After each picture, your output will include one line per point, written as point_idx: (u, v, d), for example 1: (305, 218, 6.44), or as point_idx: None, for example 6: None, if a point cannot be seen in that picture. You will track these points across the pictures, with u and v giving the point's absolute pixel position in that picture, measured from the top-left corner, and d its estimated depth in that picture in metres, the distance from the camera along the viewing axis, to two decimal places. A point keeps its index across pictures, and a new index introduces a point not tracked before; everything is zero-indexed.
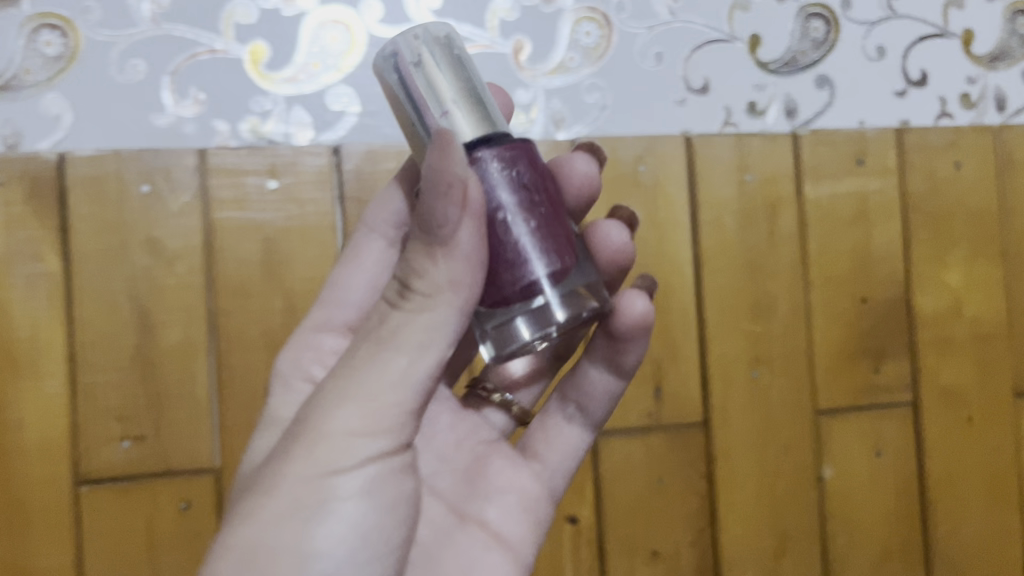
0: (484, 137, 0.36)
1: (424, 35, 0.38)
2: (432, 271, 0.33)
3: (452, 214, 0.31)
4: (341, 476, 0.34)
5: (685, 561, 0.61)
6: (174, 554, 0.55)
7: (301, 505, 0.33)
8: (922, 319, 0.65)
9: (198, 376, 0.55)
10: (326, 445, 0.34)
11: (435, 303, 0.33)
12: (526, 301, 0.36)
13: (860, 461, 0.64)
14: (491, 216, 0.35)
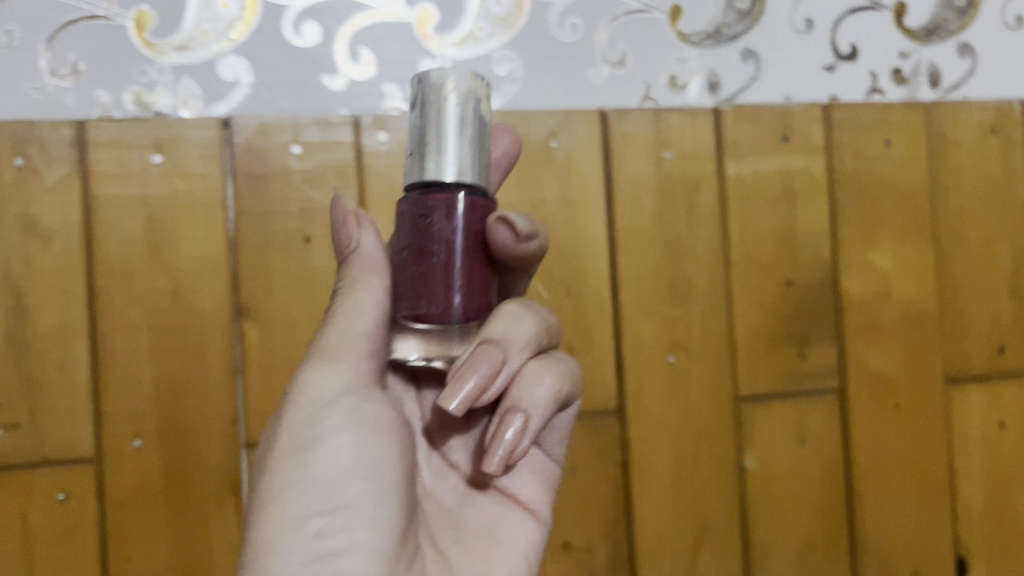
0: (462, 185, 0.34)
1: (458, 75, 0.34)
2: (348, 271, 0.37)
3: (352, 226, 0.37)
4: (316, 433, 0.35)
5: (598, 554, 0.58)
6: (52, 548, 0.52)
7: (283, 468, 0.34)
8: (848, 303, 0.62)
9: (77, 361, 0.52)
10: (299, 407, 0.35)
11: (355, 283, 0.36)
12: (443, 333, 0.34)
13: (783, 449, 0.61)
14: (429, 248, 0.34)
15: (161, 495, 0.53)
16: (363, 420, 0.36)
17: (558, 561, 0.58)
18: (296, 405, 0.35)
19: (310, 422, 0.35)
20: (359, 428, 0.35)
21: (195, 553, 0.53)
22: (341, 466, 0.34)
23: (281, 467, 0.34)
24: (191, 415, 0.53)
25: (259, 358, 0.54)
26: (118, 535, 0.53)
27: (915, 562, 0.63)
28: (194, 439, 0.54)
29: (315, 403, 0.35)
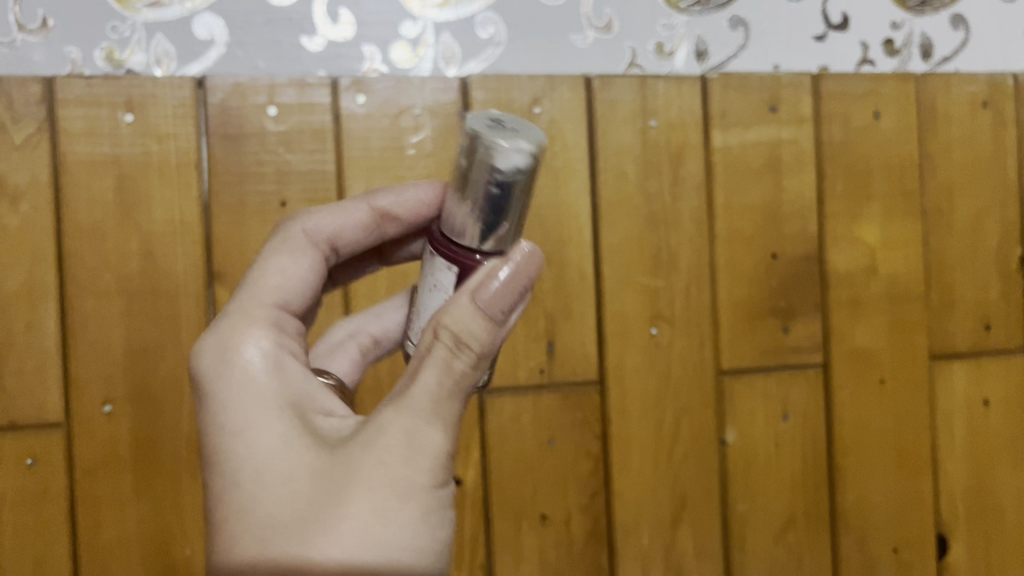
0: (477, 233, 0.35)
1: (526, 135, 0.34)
2: (469, 316, 0.33)
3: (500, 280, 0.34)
4: (402, 486, 0.31)
5: (576, 526, 0.58)
6: (19, 513, 0.51)
7: (339, 499, 0.30)
8: (834, 277, 0.61)
9: (45, 324, 0.51)
10: (388, 447, 0.31)
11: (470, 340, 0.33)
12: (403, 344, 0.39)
13: (764, 424, 0.60)
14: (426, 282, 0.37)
15: (131, 462, 0.52)
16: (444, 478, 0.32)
17: (535, 533, 0.57)
18: (382, 444, 0.31)
19: (400, 471, 0.31)
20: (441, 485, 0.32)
21: (166, 521, 0.53)
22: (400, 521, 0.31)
23: (356, 511, 0.30)
24: (162, 381, 0.52)
25: None
26: (87, 502, 0.52)
27: (894, 538, 0.63)
28: (165, 406, 0.52)
29: (409, 449, 0.31)
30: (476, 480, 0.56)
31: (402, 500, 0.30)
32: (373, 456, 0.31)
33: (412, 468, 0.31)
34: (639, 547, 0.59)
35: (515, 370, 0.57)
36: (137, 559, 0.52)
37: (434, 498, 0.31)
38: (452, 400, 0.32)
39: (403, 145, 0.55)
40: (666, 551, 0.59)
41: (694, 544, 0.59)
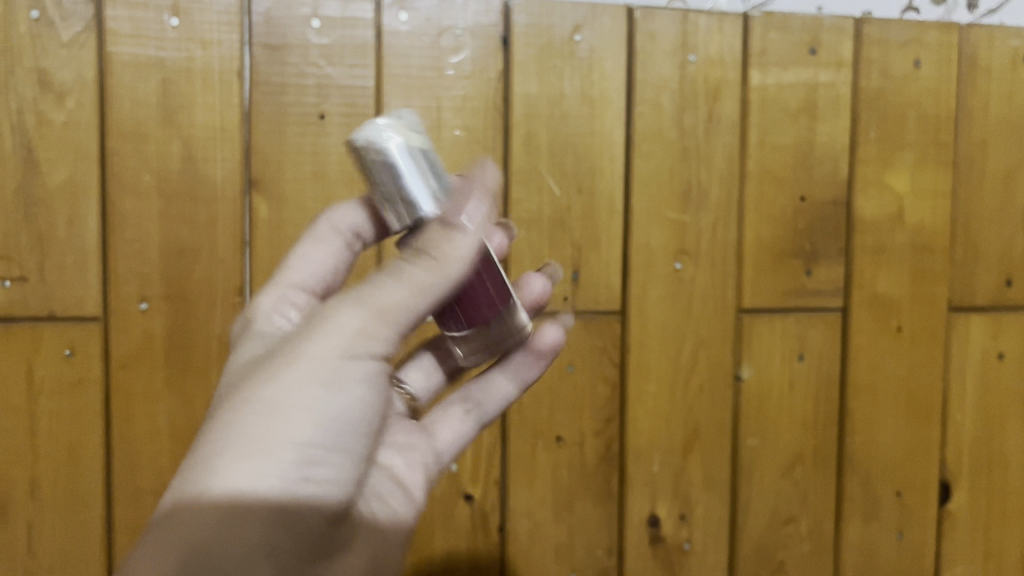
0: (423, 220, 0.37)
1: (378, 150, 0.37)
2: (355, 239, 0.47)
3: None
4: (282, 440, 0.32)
5: (589, 451, 0.60)
6: (55, 400, 0.53)
7: (292, 401, 0.33)
8: (860, 224, 0.62)
9: (86, 220, 0.53)
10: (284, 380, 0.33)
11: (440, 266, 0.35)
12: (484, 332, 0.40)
13: (780, 364, 0.61)
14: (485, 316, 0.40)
15: (164, 358, 0.54)
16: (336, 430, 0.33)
17: (549, 454, 0.59)
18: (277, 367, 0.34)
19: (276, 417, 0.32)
20: (366, 392, 0.35)
21: (196, 418, 0.55)
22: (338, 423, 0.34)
23: (292, 428, 0.32)
24: (197, 282, 0.54)
25: (269, 231, 0.54)
26: (120, 394, 0.54)
27: (897, 481, 0.64)
28: (199, 307, 0.54)
29: (294, 389, 0.33)
30: None
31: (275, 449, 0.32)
32: (266, 374, 0.33)
33: (293, 418, 0.32)
34: (649, 473, 0.60)
35: None
36: (167, 451, 0.54)
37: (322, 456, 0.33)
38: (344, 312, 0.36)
39: (443, 65, 0.56)
40: (675, 480, 0.61)
41: (703, 475, 0.61)
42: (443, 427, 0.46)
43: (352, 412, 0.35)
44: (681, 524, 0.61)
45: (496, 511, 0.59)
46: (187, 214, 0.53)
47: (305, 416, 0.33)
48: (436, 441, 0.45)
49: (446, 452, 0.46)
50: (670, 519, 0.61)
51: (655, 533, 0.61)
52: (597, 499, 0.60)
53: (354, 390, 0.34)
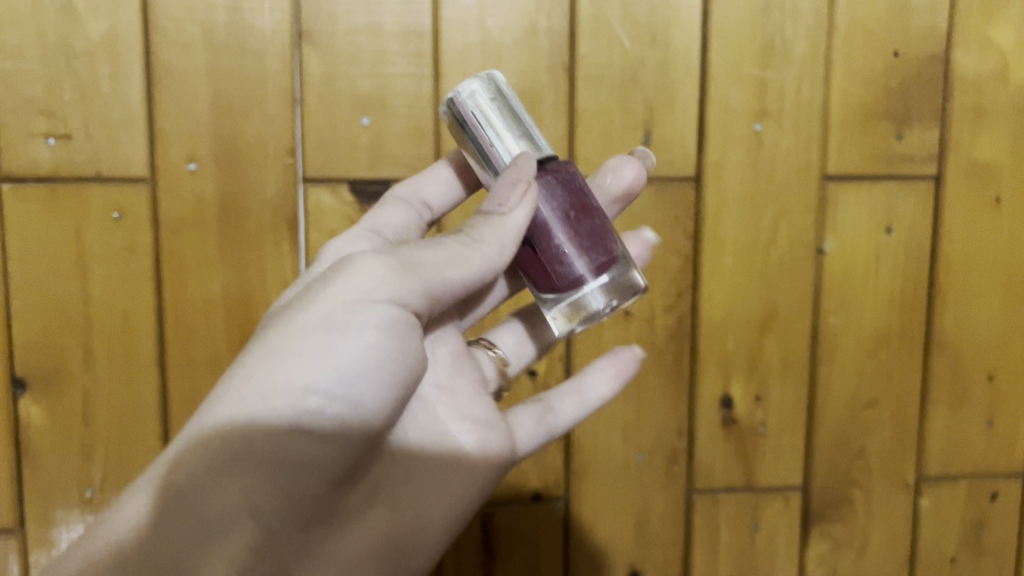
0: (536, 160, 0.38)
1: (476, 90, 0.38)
2: (483, 230, 0.36)
3: (514, 195, 0.36)
4: (240, 411, 0.32)
5: (659, 327, 0.56)
6: (105, 266, 0.51)
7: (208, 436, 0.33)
8: (959, 83, 0.56)
9: (129, 75, 0.50)
10: (248, 357, 0.33)
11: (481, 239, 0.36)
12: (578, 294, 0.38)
13: (866, 236, 0.57)
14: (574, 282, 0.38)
15: (216, 223, 0.51)
16: (329, 380, 0.33)
17: (616, 329, 0.56)
18: (257, 341, 0.34)
19: (243, 387, 0.33)
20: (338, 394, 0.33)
21: (249, 287, 0.52)
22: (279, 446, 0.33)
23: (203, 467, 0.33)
24: (248, 142, 0.51)
25: (320, 88, 0.51)
26: (172, 260, 0.52)
27: (988, 364, 0.60)
28: (250, 168, 0.51)
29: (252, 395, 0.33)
30: None
31: (258, 389, 0.33)
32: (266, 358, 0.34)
33: (253, 389, 0.32)
34: (723, 352, 0.57)
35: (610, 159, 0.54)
36: (220, 320, 0.52)
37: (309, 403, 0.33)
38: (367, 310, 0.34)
39: None
40: (750, 359, 0.57)
41: (781, 355, 0.58)
42: (525, 422, 0.44)
43: (362, 363, 0.33)
44: (755, 405, 0.58)
45: None
46: (235, 70, 0.50)
47: (287, 352, 0.33)
48: (516, 431, 0.43)
49: (523, 447, 0.43)
50: (744, 400, 0.58)
51: (728, 415, 0.58)
52: (667, 378, 0.57)
53: (349, 338, 0.33)
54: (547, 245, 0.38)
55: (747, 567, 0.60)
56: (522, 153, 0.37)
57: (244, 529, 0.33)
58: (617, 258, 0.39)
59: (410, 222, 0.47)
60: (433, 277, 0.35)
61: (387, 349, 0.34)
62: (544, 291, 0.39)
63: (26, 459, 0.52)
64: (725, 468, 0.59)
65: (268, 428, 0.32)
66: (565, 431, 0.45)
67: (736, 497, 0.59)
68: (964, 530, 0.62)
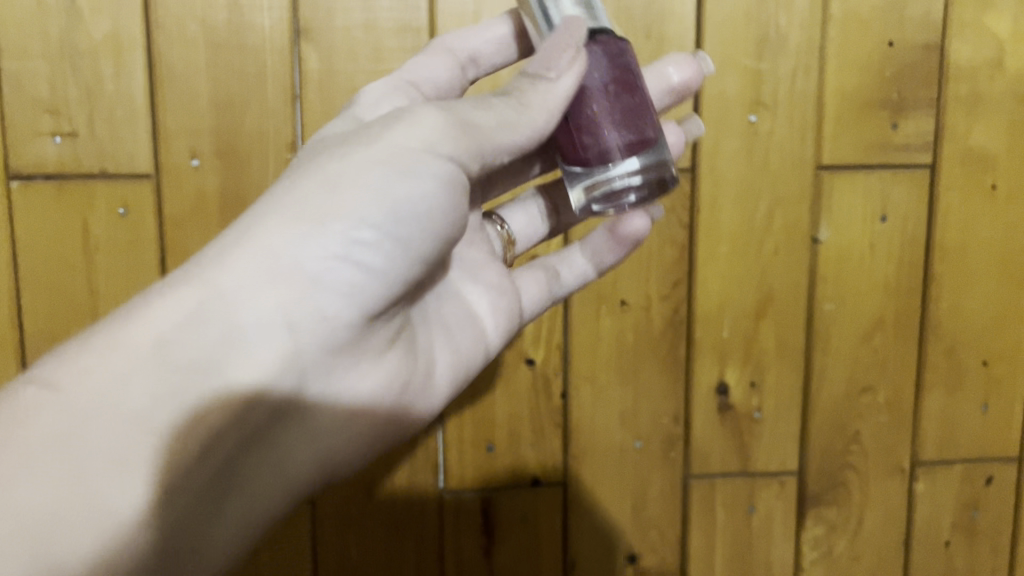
0: (591, 29, 0.37)
1: None
2: (530, 93, 0.36)
3: (563, 58, 0.36)
4: (291, 231, 0.33)
5: (655, 315, 0.57)
6: (112, 259, 0.52)
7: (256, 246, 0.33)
8: (954, 71, 0.57)
9: (132, 73, 0.51)
10: (302, 184, 0.34)
11: (529, 105, 0.36)
12: (604, 167, 0.38)
13: (861, 224, 0.58)
14: (601, 157, 0.38)
15: (219, 217, 0.53)
16: (385, 222, 0.33)
17: (613, 317, 0.57)
18: (309, 171, 0.35)
19: (296, 209, 0.33)
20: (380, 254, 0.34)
21: None
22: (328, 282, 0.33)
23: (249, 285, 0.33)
24: (249, 137, 0.52)
25: (320, 83, 0.52)
26: (177, 253, 0.53)
27: (983, 350, 0.61)
28: (252, 162, 0.52)
29: (314, 215, 0.33)
30: None
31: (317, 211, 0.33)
32: (311, 178, 0.34)
33: (307, 213, 0.33)
34: (719, 339, 0.58)
35: None
36: None
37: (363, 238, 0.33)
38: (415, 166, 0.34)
39: None
40: (746, 345, 0.58)
41: (776, 341, 0.58)
42: (529, 286, 0.47)
43: (415, 213, 0.34)
44: (751, 391, 0.59)
45: (559, 375, 0.58)
46: (235, 67, 0.51)
47: (355, 182, 0.33)
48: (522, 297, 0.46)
49: (528, 313, 0.47)
50: (739, 386, 0.59)
51: (724, 401, 0.59)
52: (663, 365, 0.58)
53: (408, 183, 0.33)
54: (582, 113, 0.38)
55: (743, 549, 0.61)
56: (571, 17, 0.37)
57: (271, 351, 0.33)
58: (654, 134, 0.39)
59: (450, 74, 0.46)
60: (484, 138, 0.35)
61: (438, 204, 0.34)
62: (575, 164, 0.40)
63: None
64: (722, 453, 0.60)
65: (316, 260, 0.33)
66: (570, 292, 0.48)
67: (732, 481, 0.60)
68: (959, 513, 0.63)
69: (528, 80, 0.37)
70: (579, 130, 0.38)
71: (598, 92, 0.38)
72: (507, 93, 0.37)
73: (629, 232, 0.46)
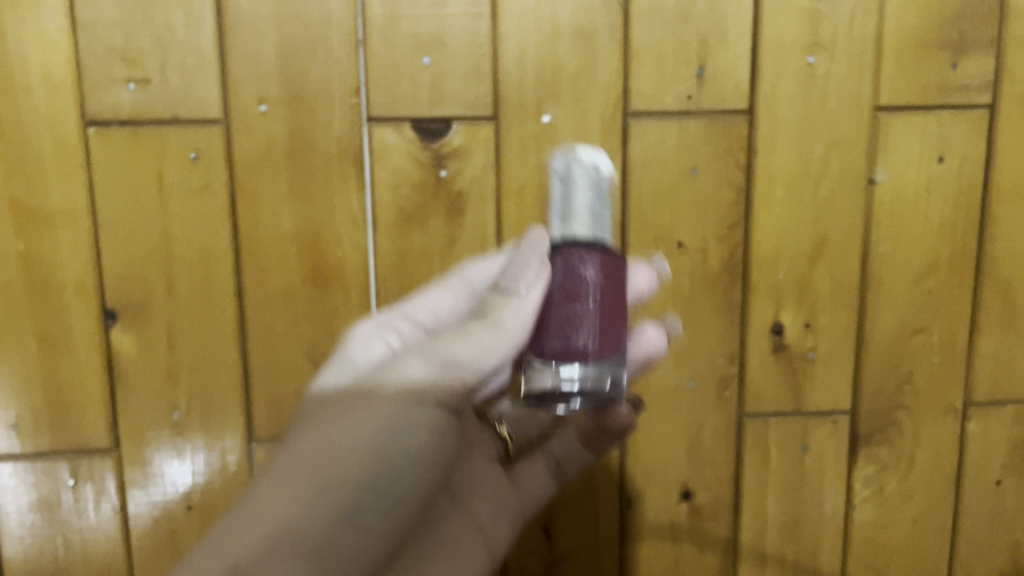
0: (587, 241, 0.43)
1: (582, 171, 0.44)
2: (501, 312, 0.41)
3: (529, 273, 0.41)
4: (317, 514, 0.35)
5: (711, 257, 0.58)
6: (184, 204, 0.54)
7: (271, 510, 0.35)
8: (1016, 10, 0.56)
9: (201, 20, 0.52)
10: (309, 451, 0.37)
11: (505, 318, 0.41)
12: (565, 359, 0.42)
13: (918, 165, 0.58)
14: (564, 347, 0.42)
15: (286, 161, 0.54)
16: (382, 482, 0.37)
17: (670, 259, 0.58)
18: (305, 443, 0.38)
19: (308, 484, 0.36)
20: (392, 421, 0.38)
21: (320, 221, 0.55)
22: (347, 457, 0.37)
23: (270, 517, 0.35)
24: (315, 83, 0.53)
25: (382, 29, 0.53)
26: (246, 197, 0.54)
27: None
28: (318, 109, 0.53)
29: (326, 459, 0.37)
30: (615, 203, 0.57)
31: (324, 472, 0.36)
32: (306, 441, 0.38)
33: (323, 494, 0.35)
34: (774, 281, 0.59)
35: (663, 93, 0.55)
36: (292, 254, 0.55)
37: (374, 527, 0.36)
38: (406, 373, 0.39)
39: None
40: (800, 287, 0.59)
41: (830, 283, 0.59)
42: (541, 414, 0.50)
43: (415, 476, 0.38)
44: (805, 331, 0.60)
45: None
46: (300, 13, 0.52)
47: (359, 428, 0.37)
48: (523, 493, 0.53)
49: (531, 500, 0.54)
50: (794, 327, 0.60)
51: (779, 341, 0.60)
52: (719, 307, 0.59)
53: (408, 411, 0.38)
54: (547, 325, 0.42)
55: (795, 486, 0.63)
56: (541, 234, 0.43)
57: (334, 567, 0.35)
58: (595, 360, 0.42)
59: (455, 304, 0.49)
60: (462, 370, 0.40)
61: (436, 434, 0.39)
62: (534, 353, 0.43)
63: (119, 385, 0.56)
64: (775, 393, 0.61)
65: (343, 493, 0.36)
66: (533, 498, 0.54)
67: (785, 420, 0.61)
68: (1011, 452, 0.63)
69: (500, 295, 0.42)
70: (550, 326, 0.42)
71: (561, 303, 0.42)
72: (479, 319, 0.41)
73: (616, 425, 0.50)
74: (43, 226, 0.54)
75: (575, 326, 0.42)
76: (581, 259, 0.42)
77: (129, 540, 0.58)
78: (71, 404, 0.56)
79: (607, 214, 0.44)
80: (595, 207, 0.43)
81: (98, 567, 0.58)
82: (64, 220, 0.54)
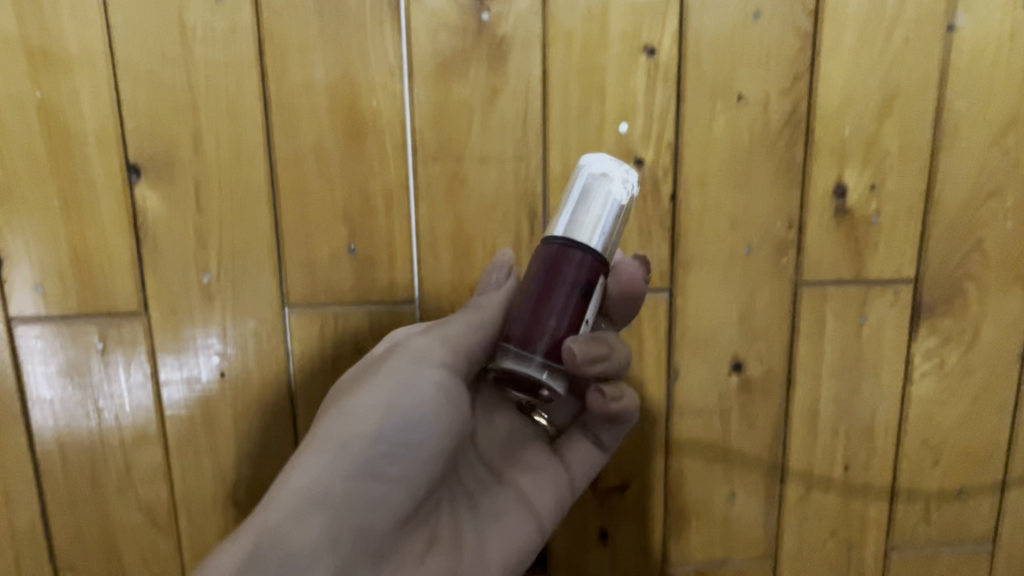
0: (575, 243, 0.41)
1: (603, 175, 0.41)
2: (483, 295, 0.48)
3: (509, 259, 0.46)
4: (333, 471, 0.42)
5: (773, 112, 0.54)
6: (209, 50, 0.50)
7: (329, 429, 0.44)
8: None
9: None
10: (328, 429, 0.43)
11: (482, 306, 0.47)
12: (519, 348, 0.42)
13: (1000, 11, 0.54)
14: (522, 336, 0.42)
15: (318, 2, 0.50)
16: (390, 433, 0.43)
17: (728, 114, 0.54)
18: (336, 397, 0.46)
19: (329, 444, 0.43)
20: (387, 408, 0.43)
21: (354, 69, 0.51)
22: (344, 463, 0.42)
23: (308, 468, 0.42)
24: None
25: None
26: (275, 43, 0.51)
27: None
28: None
29: (341, 422, 0.43)
30: (671, 51, 0.53)
31: (351, 411, 0.44)
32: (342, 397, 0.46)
33: (342, 452, 0.42)
34: (839, 139, 0.55)
35: None
36: (324, 106, 0.52)
37: (388, 474, 0.43)
38: (415, 346, 0.46)
39: None
40: (867, 146, 0.55)
41: (899, 140, 0.55)
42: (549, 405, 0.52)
43: (422, 420, 0.44)
44: (870, 194, 0.56)
45: (669, 178, 0.55)
46: None
47: (366, 400, 0.44)
48: (572, 472, 0.51)
49: (580, 479, 0.52)
50: (858, 188, 0.56)
51: (841, 205, 0.56)
52: (779, 167, 0.55)
53: (410, 376, 0.44)
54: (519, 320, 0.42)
55: (852, 359, 0.60)
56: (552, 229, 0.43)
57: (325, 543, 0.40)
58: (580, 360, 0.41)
59: None
60: (456, 336, 0.46)
61: (441, 395, 0.44)
62: (506, 343, 0.43)
63: (145, 249, 0.53)
64: (836, 260, 0.57)
65: (344, 466, 0.42)
66: (581, 484, 0.52)
67: (845, 289, 0.58)
68: None
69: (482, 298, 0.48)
70: (515, 313, 0.43)
71: (532, 297, 0.42)
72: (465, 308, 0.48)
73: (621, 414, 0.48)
74: (60, 73, 0.50)
75: (538, 313, 0.42)
76: (570, 256, 0.41)
77: (162, 412, 0.57)
78: (96, 268, 0.53)
79: (610, 235, 0.41)
80: (606, 227, 0.41)
81: (131, 436, 0.57)
82: (81, 64, 0.50)
